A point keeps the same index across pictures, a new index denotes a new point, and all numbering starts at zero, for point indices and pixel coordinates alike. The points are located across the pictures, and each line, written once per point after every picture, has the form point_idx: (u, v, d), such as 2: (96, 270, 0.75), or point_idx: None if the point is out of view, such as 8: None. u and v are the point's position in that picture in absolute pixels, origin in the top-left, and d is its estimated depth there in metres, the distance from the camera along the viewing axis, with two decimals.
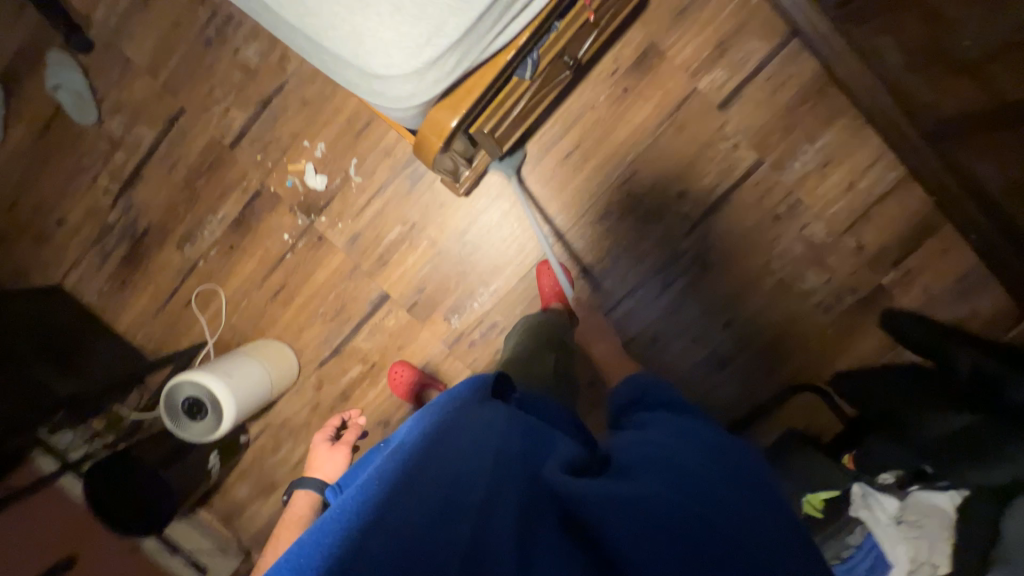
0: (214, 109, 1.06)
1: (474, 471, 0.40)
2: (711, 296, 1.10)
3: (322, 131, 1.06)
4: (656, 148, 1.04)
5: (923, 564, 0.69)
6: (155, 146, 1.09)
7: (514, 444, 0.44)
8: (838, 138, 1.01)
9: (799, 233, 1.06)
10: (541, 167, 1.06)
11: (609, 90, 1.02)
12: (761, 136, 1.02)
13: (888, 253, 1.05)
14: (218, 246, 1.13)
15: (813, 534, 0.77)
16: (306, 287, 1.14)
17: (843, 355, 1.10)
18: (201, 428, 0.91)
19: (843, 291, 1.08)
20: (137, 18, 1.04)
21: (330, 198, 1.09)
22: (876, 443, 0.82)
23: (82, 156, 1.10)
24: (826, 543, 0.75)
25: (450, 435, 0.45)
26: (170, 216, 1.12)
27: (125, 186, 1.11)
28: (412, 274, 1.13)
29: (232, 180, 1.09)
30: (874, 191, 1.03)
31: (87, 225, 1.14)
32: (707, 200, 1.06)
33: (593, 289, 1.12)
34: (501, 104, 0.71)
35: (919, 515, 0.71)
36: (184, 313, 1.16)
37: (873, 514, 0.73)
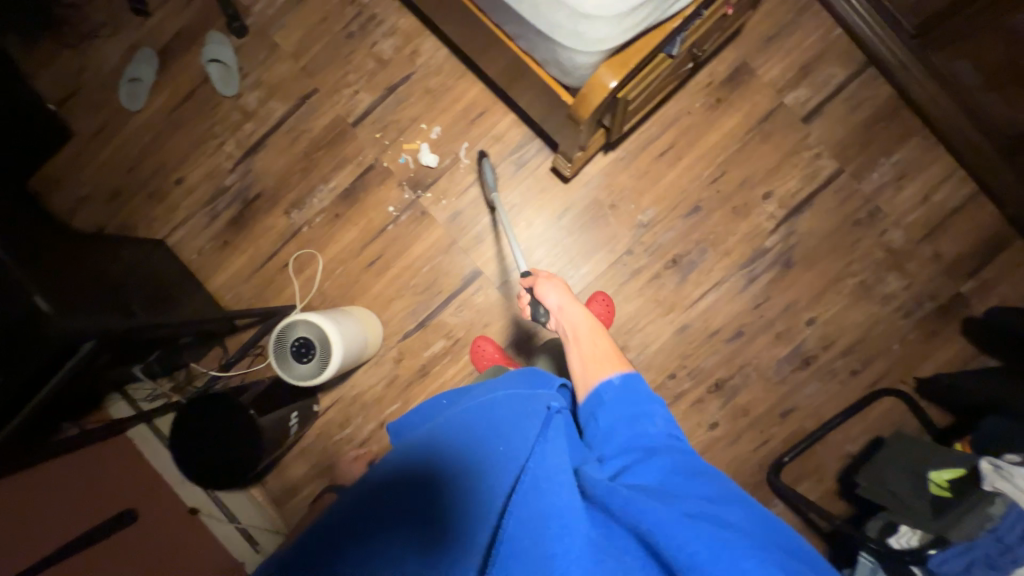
0: (346, 91, 1.19)
1: (490, 485, 0.51)
2: (793, 294, 1.14)
3: (440, 117, 1.18)
4: (744, 152, 1.14)
5: None
6: (285, 119, 1.20)
7: (472, 463, 0.54)
8: (911, 154, 1.11)
9: (877, 237, 1.13)
10: (638, 162, 1.15)
11: (704, 99, 1.14)
12: (840, 148, 1.13)
13: (965, 262, 1.11)
14: (325, 213, 1.20)
15: (950, 510, 0.73)
16: (403, 258, 1.19)
17: (924, 359, 1.12)
18: (306, 371, 0.91)
19: (923, 297, 1.12)
20: (293, 13, 1.20)
21: (438, 176, 1.18)
22: (991, 424, 0.84)
23: (216, 124, 1.20)
24: (966, 518, 0.71)
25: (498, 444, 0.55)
26: (284, 183, 1.20)
27: (248, 153, 1.20)
28: (505, 254, 1.18)
29: (350, 154, 1.19)
30: (948, 203, 1.11)
31: (203, 186, 1.21)
32: (791, 202, 1.14)
33: (680, 279, 1.16)
34: (648, 76, 0.80)
35: None
36: (279, 276, 1.20)
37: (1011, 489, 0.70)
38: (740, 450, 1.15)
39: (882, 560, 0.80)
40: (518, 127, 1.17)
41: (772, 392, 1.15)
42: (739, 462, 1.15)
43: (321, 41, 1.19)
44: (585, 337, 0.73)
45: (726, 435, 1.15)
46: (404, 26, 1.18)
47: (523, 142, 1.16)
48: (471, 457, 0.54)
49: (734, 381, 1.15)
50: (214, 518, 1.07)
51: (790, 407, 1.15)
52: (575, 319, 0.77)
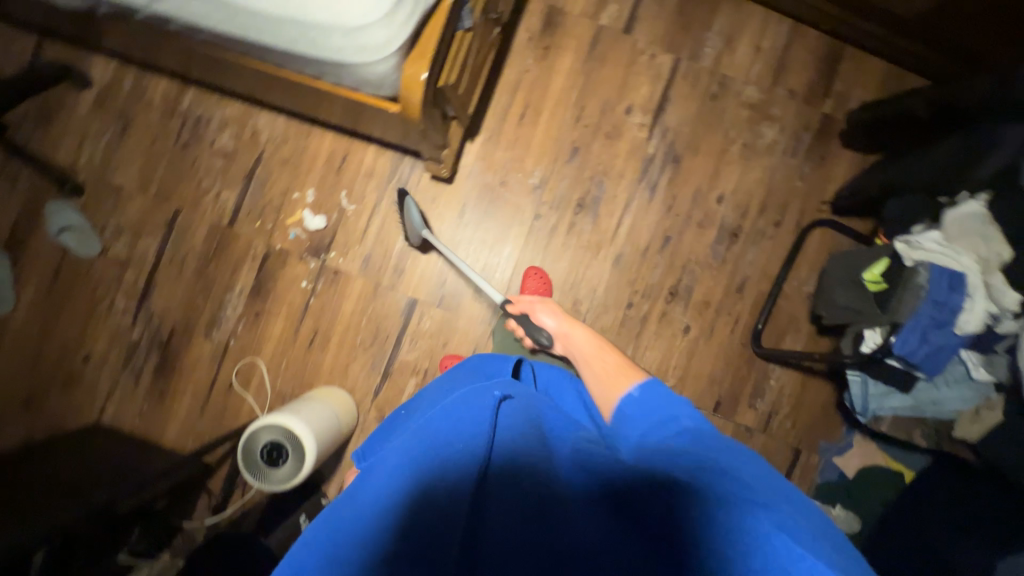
0: (209, 197, 1.17)
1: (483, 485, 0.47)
2: (692, 182, 1.20)
3: (308, 179, 1.17)
4: (591, 82, 1.19)
5: (987, 258, 0.74)
6: (162, 251, 1.16)
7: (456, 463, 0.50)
8: (727, 19, 1.20)
9: (737, 101, 1.20)
10: (506, 134, 1.18)
11: (533, 53, 1.18)
12: (668, 40, 1.19)
13: (817, 86, 1.20)
14: (244, 318, 1.17)
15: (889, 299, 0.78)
16: (339, 322, 1.17)
17: (827, 184, 1.19)
18: (286, 472, 0.89)
19: (799, 132, 1.20)
20: (121, 150, 1.17)
21: (333, 233, 1.17)
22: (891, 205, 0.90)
23: (95, 287, 1.15)
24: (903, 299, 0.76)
25: (456, 435, 0.52)
26: (191, 311, 1.16)
27: (142, 299, 1.16)
28: (429, 272, 1.18)
29: (241, 253, 1.17)
30: (778, 45, 1.20)
31: (113, 351, 1.16)
32: (652, 105, 1.19)
33: (594, 218, 1.19)
34: (458, 54, 0.82)
35: (962, 228, 0.76)
36: (230, 397, 1.16)
37: (944, 257, 0.75)
38: (719, 339, 1.19)
39: (866, 369, 0.85)
40: (385, 154, 1.18)
41: (719, 275, 1.20)
42: (724, 350, 1.19)
43: (162, 163, 1.17)
44: (590, 357, 0.87)
45: (701, 332, 1.19)
46: (234, 114, 1.17)
47: (395, 165, 1.17)
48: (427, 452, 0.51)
49: (684, 282, 1.20)
50: None
51: (742, 279, 1.20)
52: (579, 342, 0.92)
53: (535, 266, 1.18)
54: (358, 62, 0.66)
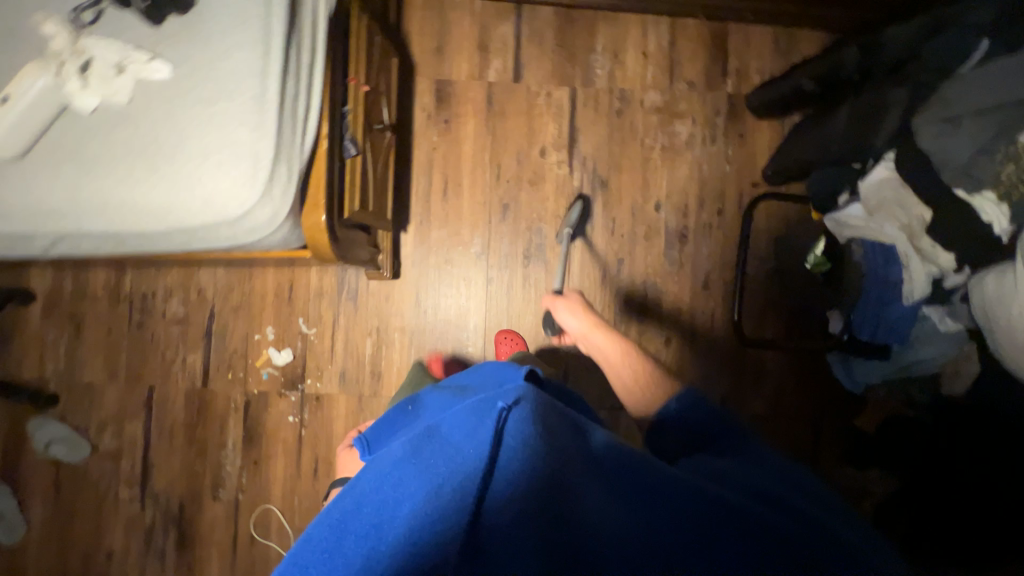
0: (176, 365, 1.19)
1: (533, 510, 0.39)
2: (626, 199, 1.21)
3: (264, 317, 1.19)
4: (499, 137, 1.21)
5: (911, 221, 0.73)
6: (149, 430, 1.18)
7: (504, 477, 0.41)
8: (607, 36, 1.21)
9: (643, 108, 1.21)
10: (435, 214, 1.19)
11: (436, 129, 1.20)
12: (558, 75, 1.21)
13: (714, 70, 1.20)
14: (245, 469, 1.17)
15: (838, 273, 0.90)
16: (335, 444, 1.18)
17: (754, 158, 1.20)
18: None
19: (712, 118, 1.20)
20: (81, 349, 1.19)
21: (303, 361, 1.18)
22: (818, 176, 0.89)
23: (98, 485, 1.17)
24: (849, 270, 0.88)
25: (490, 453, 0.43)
26: (193, 478, 1.17)
27: (144, 482, 1.17)
28: (406, 367, 1.19)
29: (223, 408, 1.18)
30: (664, 44, 1.21)
31: (132, 541, 1.17)
32: (564, 140, 1.20)
33: (544, 263, 1.20)
34: (355, 183, 0.84)
35: (878, 195, 0.76)
36: (255, 550, 1.16)
37: (867, 219, 0.80)
38: (702, 339, 1.19)
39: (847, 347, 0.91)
40: (328, 270, 1.19)
41: (682, 278, 1.20)
42: (711, 348, 1.18)
43: (123, 348, 1.19)
44: (619, 368, 0.80)
45: (683, 338, 1.19)
46: (175, 279, 1.19)
47: (341, 277, 1.19)
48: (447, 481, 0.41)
49: (651, 297, 1.20)
50: None
51: (705, 275, 1.20)
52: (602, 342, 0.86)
53: (503, 328, 1.18)
54: (256, 242, 0.67)
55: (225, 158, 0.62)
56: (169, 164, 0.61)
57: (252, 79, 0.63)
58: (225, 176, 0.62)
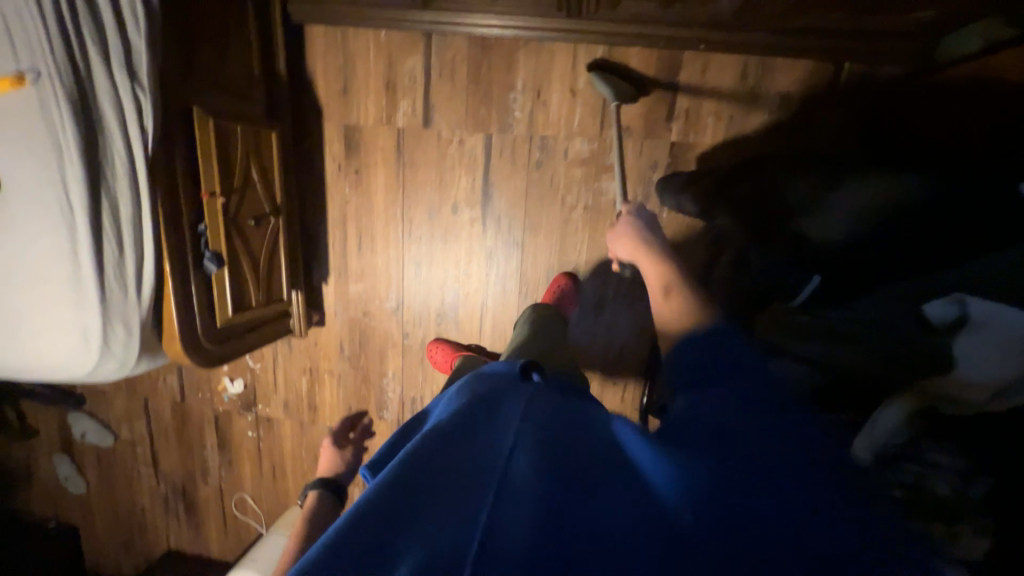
0: (159, 382, 1.41)
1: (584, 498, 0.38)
2: (543, 262, 1.12)
3: None
4: (411, 190, 1.13)
5: None
6: (150, 427, 1.47)
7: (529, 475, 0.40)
8: (529, 69, 1.01)
9: (566, 161, 1.05)
10: (352, 269, 1.21)
11: (348, 181, 1.15)
12: (472, 119, 1.06)
13: (655, 112, 0.99)
14: (222, 465, 1.45)
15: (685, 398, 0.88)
16: (286, 456, 1.40)
17: (693, 227, 1.03)
18: None
19: (646, 175, 1.03)
20: None
21: (253, 391, 1.35)
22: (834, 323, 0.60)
23: (124, 462, 1.52)
24: None
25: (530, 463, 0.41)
26: (187, 465, 1.48)
27: (155, 464, 1.50)
28: (336, 402, 1.32)
29: (199, 418, 1.42)
30: (597, 78, 0.99)
31: (154, 502, 1.54)
32: (477, 196, 1.11)
33: (456, 323, 1.20)
34: (225, 292, 0.88)
35: None
36: (239, 521, 1.50)
37: None
38: (611, 405, 1.18)
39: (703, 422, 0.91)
40: None
41: (596, 348, 1.14)
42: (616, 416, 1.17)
43: None
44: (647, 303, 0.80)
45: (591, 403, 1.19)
46: None
47: None
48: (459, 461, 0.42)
49: None
50: None
51: (619, 349, 1.13)
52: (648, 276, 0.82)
53: (419, 381, 1.26)
54: (114, 380, 0.80)
55: (59, 327, 0.71)
56: (17, 333, 0.73)
57: (63, 257, 0.68)
58: (64, 342, 0.72)
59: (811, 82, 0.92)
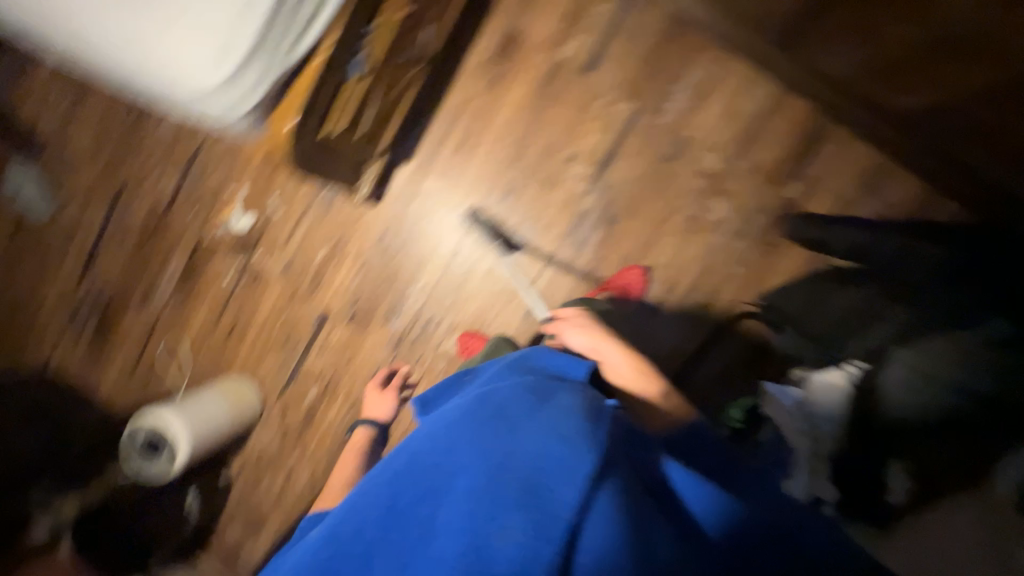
0: (151, 180, 1.21)
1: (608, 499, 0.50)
2: (626, 245, 1.12)
3: (245, 176, 1.19)
4: (538, 121, 1.11)
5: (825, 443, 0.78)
6: (108, 221, 1.23)
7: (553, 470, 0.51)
8: (701, 73, 1.07)
9: (692, 167, 1.09)
10: (438, 164, 1.14)
11: (483, 81, 1.11)
12: (630, 88, 1.08)
13: (787, 165, 1.07)
14: (173, 299, 1.23)
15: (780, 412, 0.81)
16: (255, 320, 1.22)
17: (773, 278, 1.09)
18: (159, 463, 0.97)
19: (753, 214, 1.08)
20: (78, 118, 1.21)
21: (259, 234, 1.20)
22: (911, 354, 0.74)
23: (48, 245, 1.24)
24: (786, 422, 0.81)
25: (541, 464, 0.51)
26: (128, 282, 1.24)
27: (87, 264, 1.24)
28: (344, 288, 1.20)
29: (176, 237, 1.22)
30: (752, 111, 1.07)
31: (58, 306, 1.26)
32: (598, 157, 1.10)
33: (514, 265, 1.15)
34: (348, 102, 0.78)
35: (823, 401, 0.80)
36: (153, 369, 1.25)
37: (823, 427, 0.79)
38: None
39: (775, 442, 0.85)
40: None
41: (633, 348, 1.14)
42: None
43: (114, 138, 1.21)
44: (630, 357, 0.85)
45: None
46: None
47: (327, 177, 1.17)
48: (443, 470, 0.56)
49: None
50: None
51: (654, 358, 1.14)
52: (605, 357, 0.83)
53: (444, 304, 1.18)
54: (206, 123, 0.69)
55: (197, 31, 0.61)
56: (141, 11, 0.61)
57: None
58: (189, 50, 0.61)
59: (920, 203, 1.03)
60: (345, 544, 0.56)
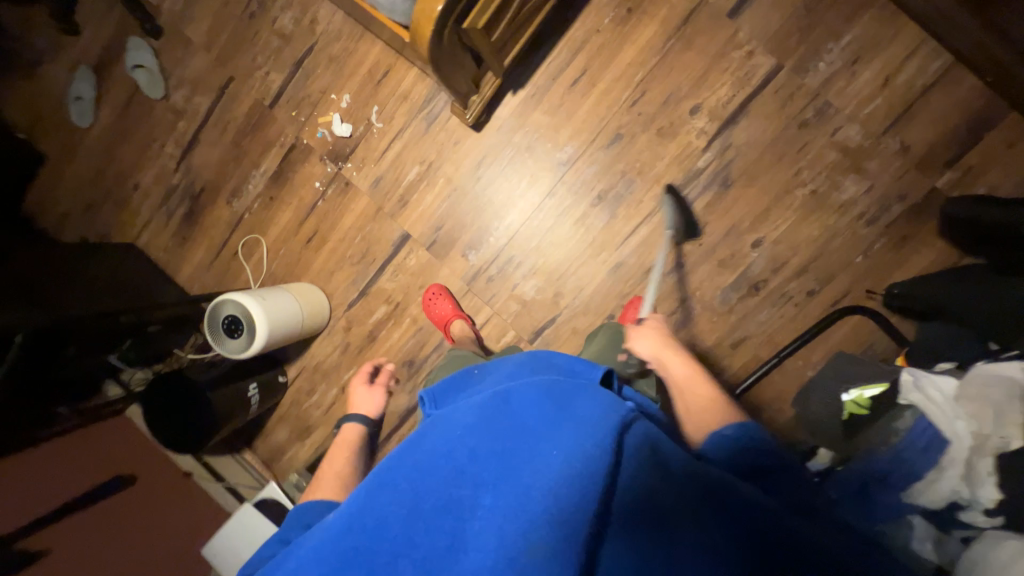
0: (258, 74, 1.20)
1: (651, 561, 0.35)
2: (737, 213, 1.04)
3: (348, 85, 1.16)
4: (665, 64, 1.03)
5: (989, 438, 0.58)
6: (210, 112, 1.24)
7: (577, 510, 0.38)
8: (865, 32, 0.94)
9: (829, 138, 0.98)
10: (550, 97, 1.08)
11: (614, 13, 1.03)
12: (776, 40, 0.98)
13: (943, 150, 0.95)
14: (261, 198, 1.24)
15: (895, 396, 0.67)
16: (336, 231, 1.22)
17: (896, 272, 0.99)
18: (236, 345, 0.99)
19: (889, 200, 0.98)
20: (198, 5, 1.21)
21: (354, 145, 1.17)
22: None
23: (153, 128, 1.27)
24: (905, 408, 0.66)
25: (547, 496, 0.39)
26: (221, 175, 1.26)
27: (186, 151, 1.27)
28: (429, 213, 1.17)
29: (273, 137, 1.21)
30: (916, 84, 0.94)
31: (156, 188, 1.30)
32: (723, 113, 1.02)
33: (609, 217, 1.09)
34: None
35: (979, 389, 0.60)
36: (233, 264, 1.28)
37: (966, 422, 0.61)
38: None
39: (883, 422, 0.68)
40: (425, 81, 1.12)
41: (719, 323, 1.07)
42: None
43: (229, 28, 1.20)
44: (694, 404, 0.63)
45: None
46: None
47: (431, 96, 1.12)
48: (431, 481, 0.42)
49: (677, 316, 1.09)
50: (204, 478, 1.23)
51: (741, 336, 1.07)
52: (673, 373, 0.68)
53: (530, 246, 1.13)
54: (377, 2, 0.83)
55: None
56: None
57: None
58: None
59: None
60: (352, 552, 0.39)
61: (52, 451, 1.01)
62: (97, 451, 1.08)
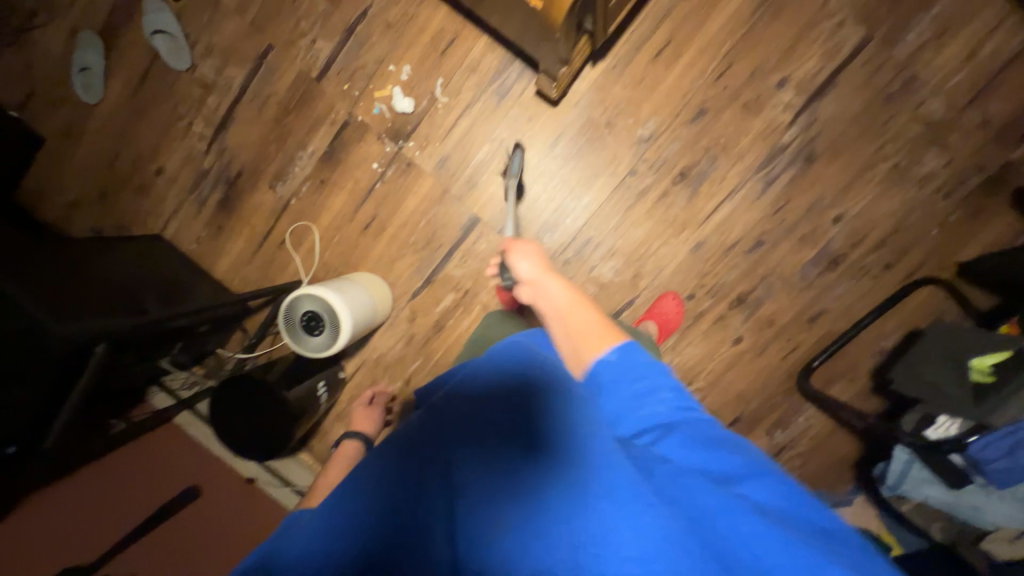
0: (302, 41, 1.08)
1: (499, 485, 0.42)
2: (820, 189, 1.04)
3: (408, 55, 1.06)
4: (753, 35, 1.00)
5: None
6: (246, 85, 1.11)
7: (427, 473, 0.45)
8: (954, 4, 0.95)
9: (913, 112, 0.99)
10: (632, 69, 1.03)
11: None
12: (867, 11, 0.96)
13: (1019, 123, 0.97)
14: (310, 181, 1.14)
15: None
16: (397, 216, 1.14)
17: (969, 243, 1.03)
18: (319, 342, 0.92)
19: (966, 173, 1.00)
20: None
21: (417, 122, 1.09)
22: None
23: (177, 104, 1.13)
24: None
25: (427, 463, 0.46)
26: (262, 156, 1.14)
27: (219, 130, 1.14)
28: (499, 195, 1.11)
29: (321, 113, 1.11)
30: (998, 57, 0.96)
31: (183, 172, 1.17)
32: (811, 86, 1.00)
33: (690, 195, 1.07)
34: None
35: None
36: (279, 254, 1.18)
37: None
38: (766, 360, 1.12)
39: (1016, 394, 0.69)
40: (496, 50, 1.04)
41: (798, 298, 1.09)
42: (769, 372, 1.13)
43: None
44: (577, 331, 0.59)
45: (752, 347, 1.12)
46: None
47: (502, 67, 1.05)
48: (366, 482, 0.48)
49: (756, 294, 1.10)
50: (270, 483, 1.15)
51: (819, 311, 1.09)
52: (551, 296, 0.65)
53: (607, 227, 1.10)
54: None
55: None
56: None
57: None
58: None
59: None
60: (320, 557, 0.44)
61: (118, 468, 0.94)
62: (164, 461, 1.01)
